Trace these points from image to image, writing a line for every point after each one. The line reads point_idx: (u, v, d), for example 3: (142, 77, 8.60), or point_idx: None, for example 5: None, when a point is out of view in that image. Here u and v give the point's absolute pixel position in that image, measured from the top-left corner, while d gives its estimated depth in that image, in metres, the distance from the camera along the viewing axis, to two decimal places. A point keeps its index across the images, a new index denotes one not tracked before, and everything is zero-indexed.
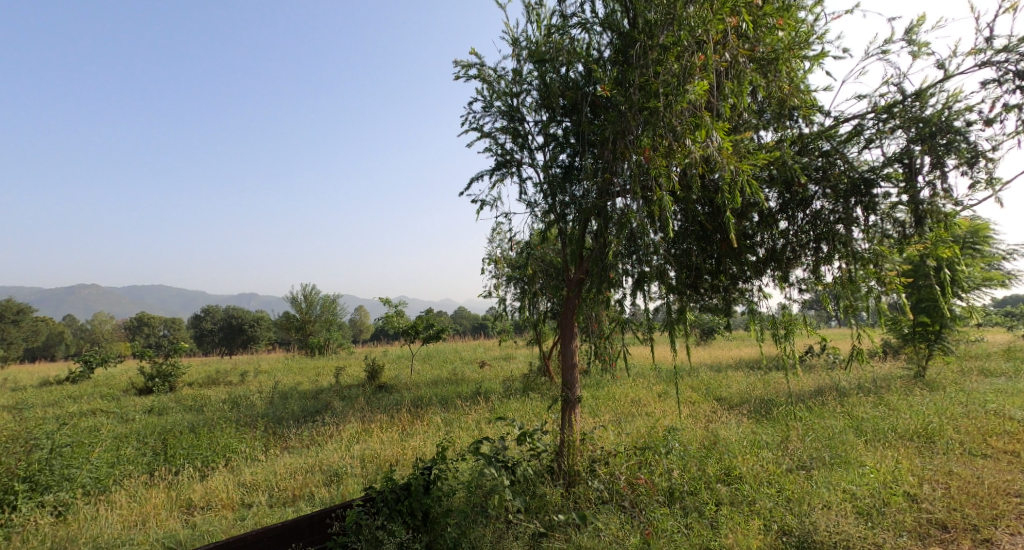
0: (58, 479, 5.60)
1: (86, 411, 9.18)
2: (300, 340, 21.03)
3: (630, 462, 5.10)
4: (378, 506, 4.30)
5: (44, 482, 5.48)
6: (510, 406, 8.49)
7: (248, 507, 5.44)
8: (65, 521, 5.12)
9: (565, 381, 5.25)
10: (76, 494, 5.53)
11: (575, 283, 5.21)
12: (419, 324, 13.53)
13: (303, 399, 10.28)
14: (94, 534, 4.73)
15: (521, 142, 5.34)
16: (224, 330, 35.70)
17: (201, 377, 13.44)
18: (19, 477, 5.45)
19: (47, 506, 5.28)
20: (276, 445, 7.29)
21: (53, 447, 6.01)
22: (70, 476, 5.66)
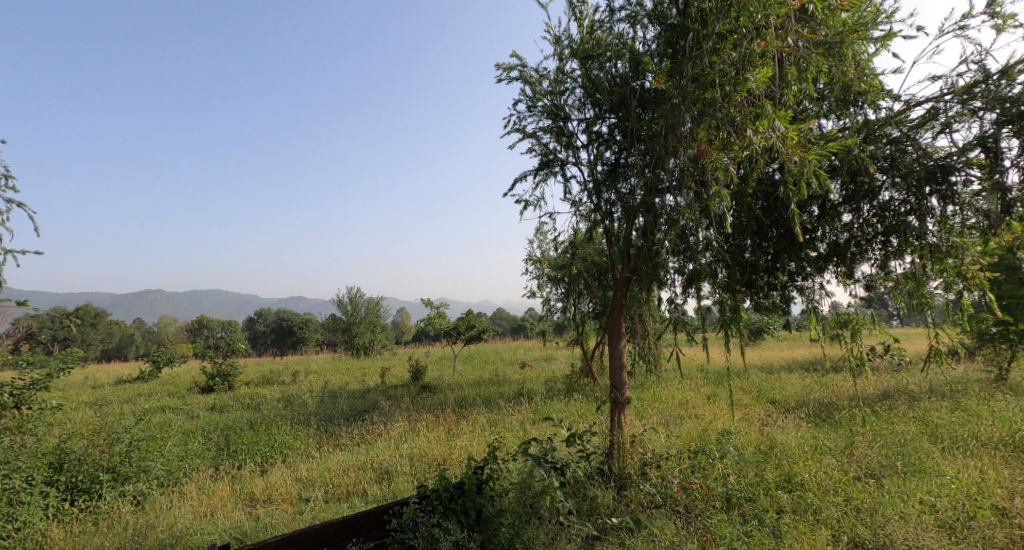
0: (136, 470, 5.91)
1: (156, 407, 9.69)
2: (346, 341, 21.56)
3: (683, 466, 4.98)
4: (433, 505, 4.32)
5: (124, 472, 5.80)
6: (555, 407, 8.45)
7: (306, 501, 5.60)
8: (143, 510, 5.39)
9: (613, 382, 5.15)
10: (151, 486, 5.81)
11: (622, 282, 5.10)
12: (461, 325, 13.63)
13: (352, 398, 10.52)
14: (170, 522, 4.96)
15: (565, 141, 5.32)
16: (276, 332, 37.05)
17: (258, 376, 13.97)
18: (103, 468, 5.78)
19: (128, 495, 5.60)
20: (329, 442, 7.48)
21: (129, 440, 6.35)
22: (146, 467, 5.96)
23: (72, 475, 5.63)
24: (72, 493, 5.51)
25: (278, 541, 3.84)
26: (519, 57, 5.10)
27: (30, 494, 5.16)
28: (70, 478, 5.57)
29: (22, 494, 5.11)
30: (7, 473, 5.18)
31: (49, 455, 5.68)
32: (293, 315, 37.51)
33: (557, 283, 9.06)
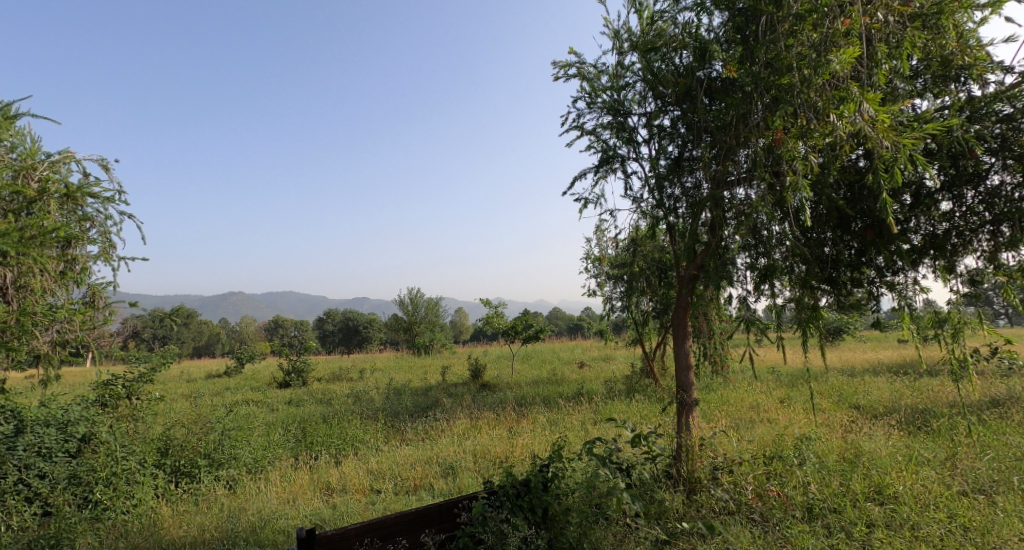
0: (228, 457, 6.27)
1: (239, 400, 10.29)
2: (407, 340, 22.12)
3: (757, 473, 4.78)
4: (501, 500, 4.33)
5: (218, 458, 6.17)
6: (617, 407, 8.29)
7: (377, 493, 5.75)
8: (235, 494, 5.66)
9: (679, 383, 4.99)
10: (242, 471, 6.15)
11: (687, 280, 4.92)
12: (519, 324, 13.63)
13: (415, 395, 10.76)
14: (259, 505, 5.21)
15: (626, 136, 5.23)
16: (343, 331, 38.55)
17: (329, 373, 14.55)
18: (201, 454, 6.18)
19: (222, 480, 5.93)
20: (395, 437, 7.67)
21: (220, 429, 6.76)
22: (236, 454, 6.31)
23: (176, 459, 6.04)
24: (177, 476, 5.94)
25: (362, 529, 3.86)
26: (576, 54, 5.07)
27: (144, 475, 5.59)
28: (174, 462, 6.00)
29: (137, 474, 5.53)
30: (126, 455, 5.63)
31: (157, 440, 6.14)
32: (358, 315, 38.89)
33: (616, 281, 8.89)
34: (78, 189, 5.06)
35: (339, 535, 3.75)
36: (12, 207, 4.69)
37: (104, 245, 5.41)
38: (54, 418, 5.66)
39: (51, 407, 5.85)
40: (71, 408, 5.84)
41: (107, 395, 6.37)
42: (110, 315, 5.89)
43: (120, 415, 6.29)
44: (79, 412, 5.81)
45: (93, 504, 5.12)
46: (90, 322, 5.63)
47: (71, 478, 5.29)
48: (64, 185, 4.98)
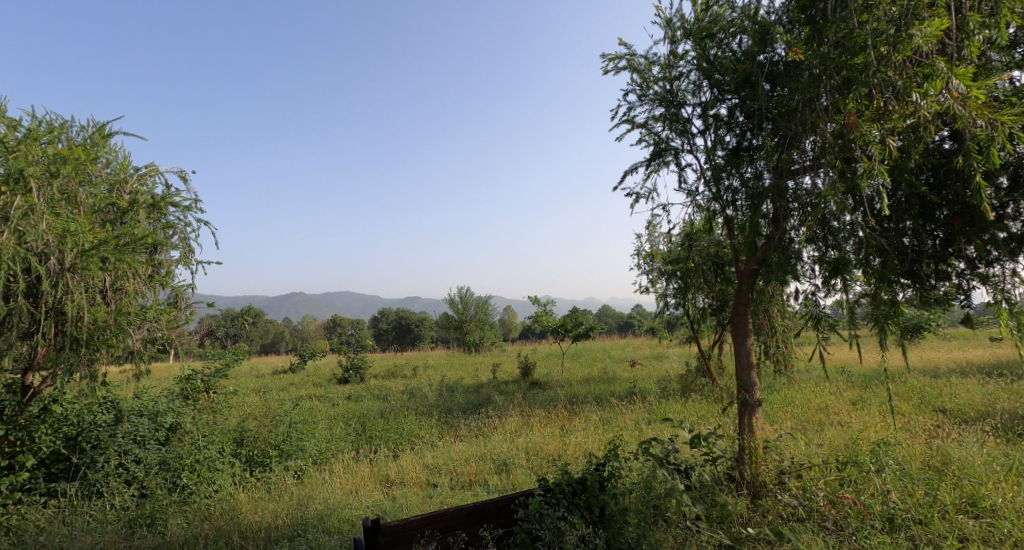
0: (295, 448, 6.45)
1: (304, 394, 10.69)
2: (459, 338, 22.37)
3: (830, 478, 4.50)
4: (558, 498, 4.25)
5: (287, 449, 6.37)
6: (673, 406, 8.04)
7: (434, 487, 5.80)
8: (303, 483, 5.79)
9: (740, 382, 4.73)
10: (308, 462, 6.32)
11: (747, 275, 4.66)
12: (570, 322, 13.47)
13: (467, 392, 10.83)
14: (324, 495, 5.33)
15: (679, 128, 5.04)
16: (396, 329, 39.43)
17: (384, 369, 14.88)
18: (272, 444, 6.41)
19: (290, 470, 6.11)
20: (450, 432, 7.72)
21: (287, 423, 6.98)
22: (302, 446, 6.50)
23: (250, 449, 6.29)
24: (250, 465, 6.18)
25: (423, 521, 3.84)
26: (626, 46, 4.91)
27: (223, 463, 5.81)
28: (248, 451, 6.26)
29: (217, 462, 5.76)
30: (206, 444, 5.88)
31: (232, 430, 6.41)
32: (410, 314, 39.67)
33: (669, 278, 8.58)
34: (163, 200, 5.41)
35: (401, 526, 3.74)
36: (108, 216, 5.05)
37: (184, 250, 5.67)
38: (145, 409, 5.96)
39: (143, 399, 6.15)
40: (158, 400, 6.18)
41: (188, 388, 6.68)
42: (189, 315, 6.15)
43: (199, 407, 6.61)
44: (166, 404, 6.15)
45: (181, 488, 5.33)
46: (172, 322, 5.87)
47: (161, 464, 5.51)
48: (149, 196, 5.35)
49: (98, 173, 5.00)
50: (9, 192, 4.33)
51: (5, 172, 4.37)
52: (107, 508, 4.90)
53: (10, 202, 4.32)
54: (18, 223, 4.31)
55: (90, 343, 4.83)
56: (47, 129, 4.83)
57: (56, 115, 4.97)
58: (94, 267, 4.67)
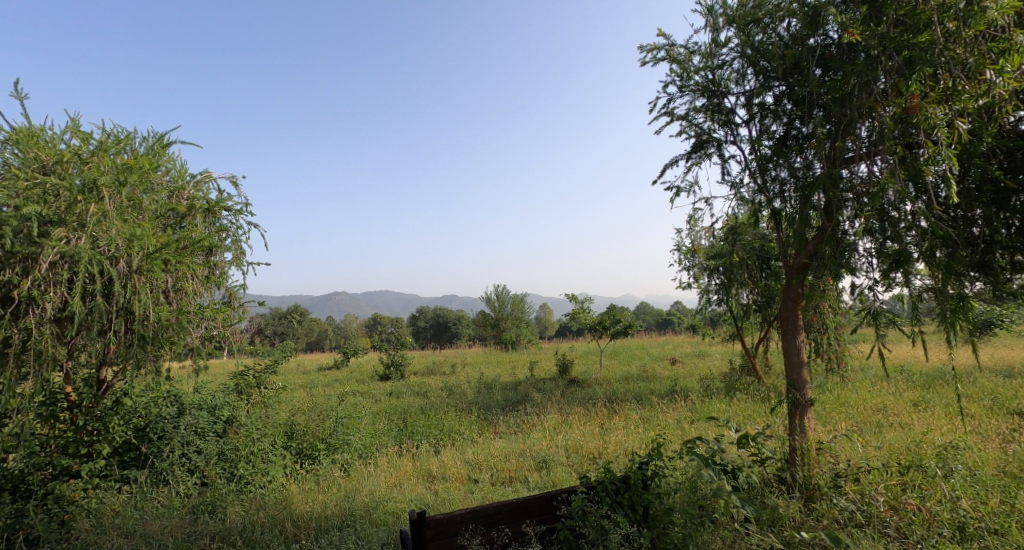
0: (342, 442, 6.67)
1: (347, 390, 11.01)
2: (496, 336, 22.56)
3: (890, 483, 4.37)
4: (600, 496, 4.28)
5: (334, 443, 6.59)
6: (715, 405, 7.92)
7: (475, 482, 5.90)
8: (350, 476, 5.98)
9: (791, 381, 4.66)
10: (354, 456, 6.51)
11: (797, 269, 4.58)
12: (607, 319, 13.40)
13: (505, 389, 10.92)
14: (370, 488, 5.48)
15: (722, 118, 5.01)
16: (435, 327, 39.97)
17: (423, 366, 15.16)
18: (320, 438, 6.65)
19: (338, 463, 6.32)
20: (489, 429, 7.81)
21: (334, 418, 7.21)
22: (348, 440, 6.71)
23: (299, 442, 6.54)
24: (300, 457, 6.42)
25: (467, 515, 3.94)
26: (665, 36, 4.90)
27: (275, 455, 6.04)
28: (298, 444, 6.50)
29: (269, 454, 5.99)
30: (259, 437, 6.13)
31: (283, 424, 6.66)
32: (448, 313, 40.17)
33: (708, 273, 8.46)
34: (216, 205, 5.77)
35: (446, 520, 3.84)
36: (168, 221, 5.45)
37: (236, 251, 5.94)
38: (205, 403, 6.30)
39: (202, 394, 6.51)
40: (216, 395, 6.52)
41: (242, 383, 6.99)
42: (242, 314, 6.45)
43: (252, 403, 6.91)
44: (223, 399, 6.49)
45: (238, 478, 5.59)
46: (228, 320, 6.19)
47: (219, 456, 5.83)
48: (205, 202, 5.73)
49: (159, 180, 5.31)
50: (84, 200, 4.69)
51: (80, 182, 4.74)
52: (173, 494, 5.18)
53: (86, 209, 4.68)
54: (92, 229, 4.63)
55: (156, 340, 5.13)
56: (114, 141, 5.22)
57: (123, 127, 5.37)
58: (156, 270, 5.00)
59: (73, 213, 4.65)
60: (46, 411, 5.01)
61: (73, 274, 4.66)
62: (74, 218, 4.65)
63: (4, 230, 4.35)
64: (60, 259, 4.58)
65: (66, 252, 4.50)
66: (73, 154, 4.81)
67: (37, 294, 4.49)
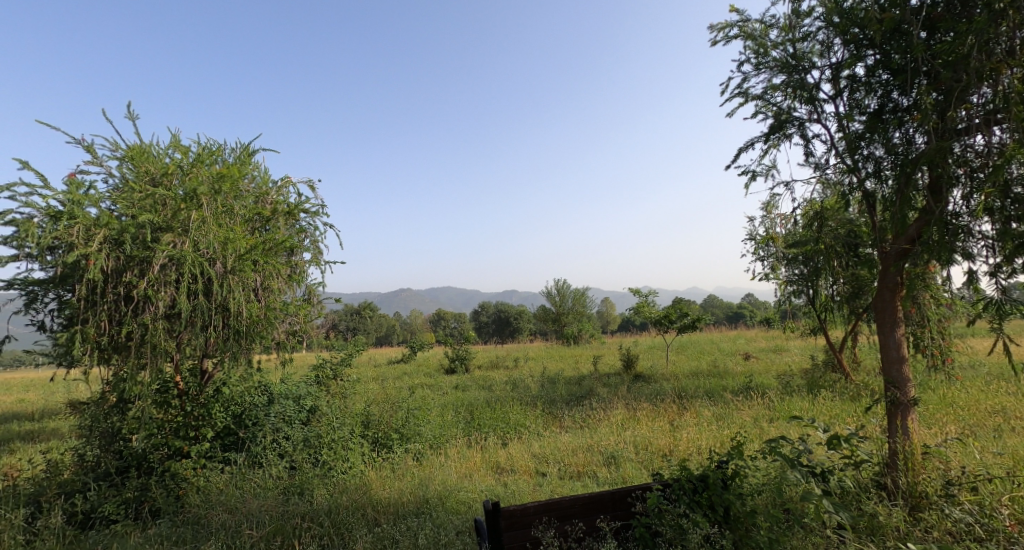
0: (414, 433, 6.80)
1: (414, 383, 11.24)
2: (557, 330, 22.41)
3: (1015, 494, 3.94)
4: (677, 494, 4.12)
5: (407, 433, 6.73)
6: (796, 403, 7.48)
7: (543, 475, 5.85)
8: (423, 464, 6.08)
9: (890, 379, 4.31)
10: (426, 446, 6.62)
11: (894, 256, 4.22)
12: (673, 313, 12.97)
13: (568, 383, 10.79)
14: (442, 477, 5.54)
15: (805, 95, 4.71)
16: (496, 322, 40.27)
17: (486, 361, 15.27)
18: (393, 429, 6.81)
19: (411, 451, 6.44)
20: (554, 423, 7.74)
21: (405, 409, 7.38)
22: (420, 431, 6.83)
23: (375, 431, 6.73)
24: (376, 446, 6.60)
25: (541, 508, 3.86)
26: (739, 12, 4.65)
27: (354, 443, 6.23)
28: (374, 433, 6.69)
29: (349, 442, 6.18)
30: (338, 426, 6.36)
31: (360, 414, 6.88)
32: (509, 308, 40.36)
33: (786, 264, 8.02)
34: (296, 207, 6.09)
35: (520, 511, 3.79)
36: (255, 224, 5.84)
37: (315, 251, 6.14)
38: (290, 392, 6.53)
39: (288, 384, 6.75)
40: (299, 385, 6.76)
41: (321, 375, 7.28)
42: (320, 310, 6.69)
43: (331, 393, 7.19)
44: (306, 389, 6.71)
45: (322, 463, 5.81)
46: (308, 316, 6.43)
47: (304, 442, 6.06)
48: (286, 205, 6.08)
49: (247, 188, 5.81)
50: (187, 208, 5.19)
51: (183, 192, 5.25)
52: (266, 477, 5.40)
53: (188, 216, 5.17)
54: (194, 233, 5.12)
55: (248, 334, 5.56)
56: (206, 153, 5.73)
57: (214, 140, 5.85)
58: (248, 269, 5.42)
59: (178, 220, 5.13)
60: (160, 397, 5.46)
61: (179, 275, 5.13)
62: (179, 224, 5.14)
63: (123, 239, 4.88)
64: (170, 261, 5.06)
65: (173, 255, 4.99)
66: (176, 167, 5.32)
67: (152, 293, 4.96)
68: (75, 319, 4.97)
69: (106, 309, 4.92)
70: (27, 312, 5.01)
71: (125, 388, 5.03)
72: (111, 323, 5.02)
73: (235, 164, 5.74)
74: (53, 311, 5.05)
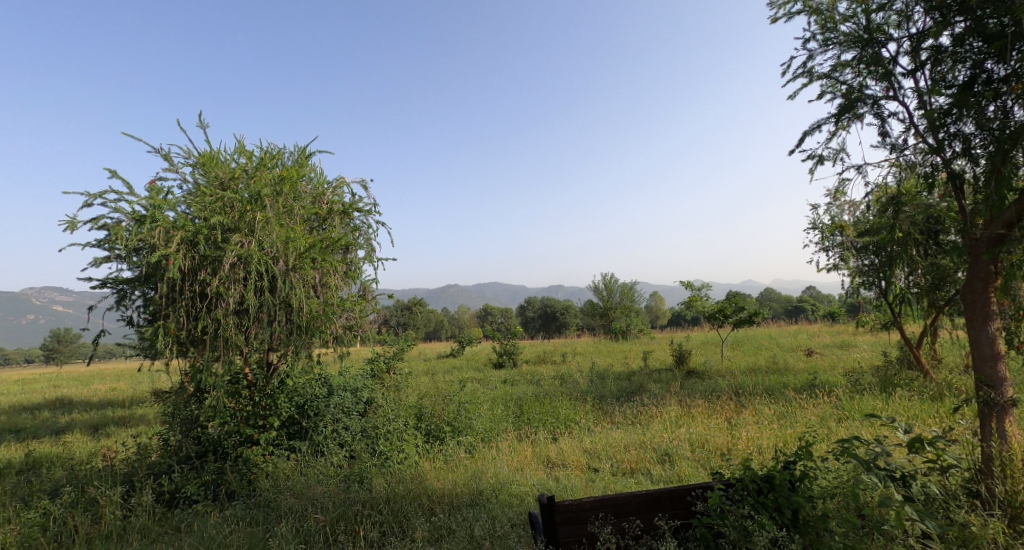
0: (465, 425, 6.80)
1: (462, 377, 11.29)
2: (604, 325, 22.07)
3: None
4: (740, 494, 3.90)
5: (459, 426, 6.73)
6: (868, 402, 7.03)
7: (595, 471, 5.71)
8: (475, 457, 6.05)
9: (982, 377, 3.95)
10: (477, 439, 6.60)
11: (988, 242, 3.84)
12: (728, 307, 12.47)
13: (618, 379, 10.56)
14: (494, 470, 5.49)
15: (879, 70, 4.37)
16: (543, 317, 40.15)
17: (534, 356, 15.16)
18: (446, 422, 6.82)
19: (464, 444, 6.44)
20: (605, 419, 7.57)
21: (456, 402, 7.38)
22: (471, 424, 6.82)
23: (429, 424, 6.77)
24: (429, 437, 6.63)
25: (596, 503, 3.73)
26: None
27: (408, 434, 6.28)
28: (427, 425, 6.73)
29: (403, 434, 6.23)
30: (393, 418, 6.42)
31: (413, 407, 6.94)
32: (555, 302, 40.22)
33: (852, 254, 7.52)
34: (350, 207, 6.15)
35: (575, 506, 3.67)
36: (313, 224, 5.99)
37: (369, 248, 6.20)
38: (347, 385, 6.63)
39: (345, 376, 6.85)
40: (356, 379, 6.87)
41: (375, 368, 7.40)
42: (375, 306, 6.78)
43: (386, 386, 7.28)
44: (362, 382, 6.79)
45: (379, 453, 5.86)
46: (363, 312, 6.51)
47: (362, 433, 6.13)
48: (341, 204, 6.16)
49: (305, 190, 5.94)
50: (252, 210, 5.41)
51: (248, 195, 5.48)
52: (328, 464, 5.45)
53: (253, 217, 5.37)
54: (259, 233, 5.30)
55: (309, 329, 5.71)
56: (267, 157, 5.89)
57: (275, 143, 6.00)
58: (307, 267, 5.58)
59: (245, 221, 5.35)
60: (232, 387, 5.66)
61: (247, 273, 5.32)
62: (246, 225, 5.35)
63: (197, 239, 5.15)
64: (239, 260, 5.23)
65: (242, 254, 5.18)
66: (241, 171, 5.54)
67: (222, 290, 5.15)
68: (158, 314, 5.24)
69: (185, 305, 5.18)
70: (119, 308, 5.30)
71: (201, 379, 5.26)
72: (189, 318, 5.27)
73: (294, 166, 5.89)
74: (140, 308, 5.31)
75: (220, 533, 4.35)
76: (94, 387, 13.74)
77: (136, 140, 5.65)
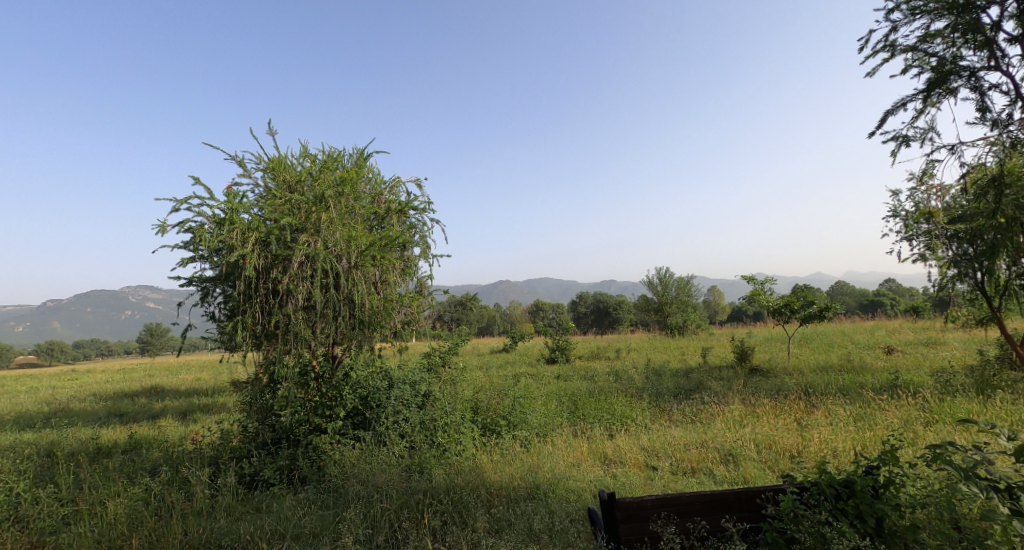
0: (519, 420, 6.70)
1: (514, 372, 11.20)
2: (660, 321, 21.48)
3: None
4: (816, 499, 3.56)
5: (514, 420, 6.64)
6: (962, 406, 6.41)
7: (654, 469, 5.47)
8: (530, 451, 5.94)
9: None
10: (532, 433, 6.48)
11: None
12: (795, 301, 11.75)
13: (676, 376, 10.16)
14: (550, 464, 5.37)
15: (978, 38, 3.92)
16: (597, 312, 39.65)
17: (588, 351, 14.89)
18: (501, 416, 6.74)
19: (519, 438, 6.34)
20: (662, 416, 7.27)
21: (510, 396, 7.29)
22: (526, 419, 6.71)
23: (485, 417, 6.71)
24: (485, 431, 6.57)
25: (659, 501, 3.53)
26: None
27: (465, 427, 6.24)
28: (483, 419, 6.67)
29: (460, 426, 6.20)
30: (450, 411, 6.39)
31: (469, 400, 6.89)
32: (609, 296, 39.62)
33: (942, 245, 6.89)
34: (406, 205, 6.15)
35: (636, 503, 3.50)
36: (372, 224, 6.05)
37: (424, 246, 6.19)
38: (407, 378, 6.60)
39: (403, 370, 6.81)
40: (413, 372, 6.89)
41: (430, 362, 7.40)
42: (432, 302, 6.78)
43: (441, 379, 7.28)
44: (420, 376, 6.75)
45: (438, 444, 5.85)
46: (421, 308, 6.54)
47: (422, 424, 6.11)
48: (398, 203, 6.17)
49: (364, 190, 6.00)
50: (317, 211, 5.50)
51: (313, 197, 5.58)
52: (391, 453, 5.48)
53: (319, 218, 5.48)
54: (324, 233, 5.42)
55: (370, 325, 5.77)
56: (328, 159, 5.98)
57: (335, 146, 6.09)
58: (368, 265, 5.64)
59: (311, 221, 5.46)
60: (301, 379, 5.79)
61: (314, 270, 5.43)
62: (312, 225, 5.45)
63: (269, 239, 5.30)
64: (307, 259, 5.37)
65: (309, 254, 5.32)
66: (307, 174, 5.66)
67: (292, 287, 5.29)
68: (237, 310, 5.44)
69: (261, 301, 5.37)
70: (202, 305, 5.52)
71: (274, 370, 5.48)
72: (264, 313, 5.46)
73: (353, 168, 5.95)
74: (221, 305, 5.52)
75: (296, 515, 4.43)
76: (179, 377, 14.68)
77: (213, 148, 5.88)
